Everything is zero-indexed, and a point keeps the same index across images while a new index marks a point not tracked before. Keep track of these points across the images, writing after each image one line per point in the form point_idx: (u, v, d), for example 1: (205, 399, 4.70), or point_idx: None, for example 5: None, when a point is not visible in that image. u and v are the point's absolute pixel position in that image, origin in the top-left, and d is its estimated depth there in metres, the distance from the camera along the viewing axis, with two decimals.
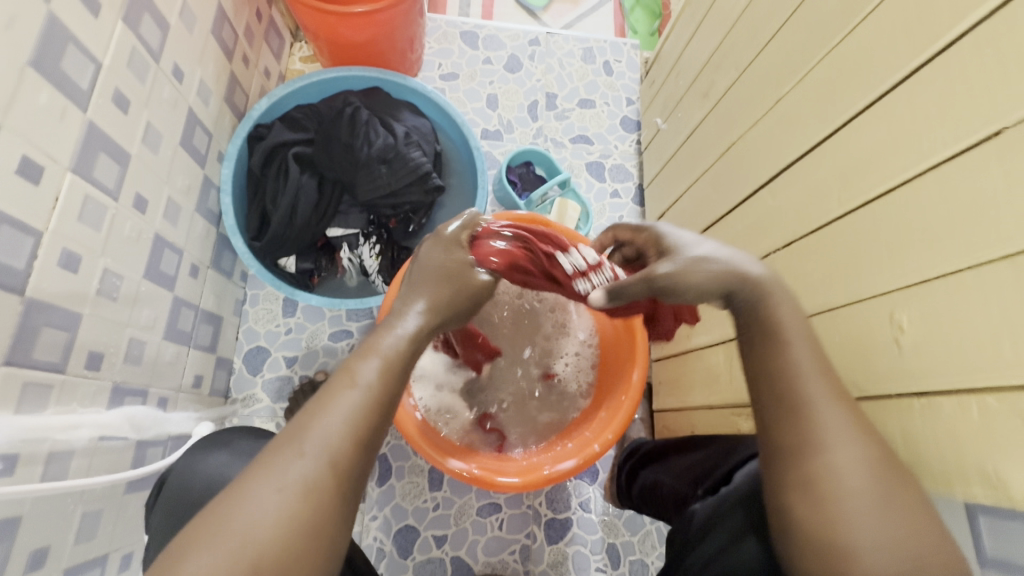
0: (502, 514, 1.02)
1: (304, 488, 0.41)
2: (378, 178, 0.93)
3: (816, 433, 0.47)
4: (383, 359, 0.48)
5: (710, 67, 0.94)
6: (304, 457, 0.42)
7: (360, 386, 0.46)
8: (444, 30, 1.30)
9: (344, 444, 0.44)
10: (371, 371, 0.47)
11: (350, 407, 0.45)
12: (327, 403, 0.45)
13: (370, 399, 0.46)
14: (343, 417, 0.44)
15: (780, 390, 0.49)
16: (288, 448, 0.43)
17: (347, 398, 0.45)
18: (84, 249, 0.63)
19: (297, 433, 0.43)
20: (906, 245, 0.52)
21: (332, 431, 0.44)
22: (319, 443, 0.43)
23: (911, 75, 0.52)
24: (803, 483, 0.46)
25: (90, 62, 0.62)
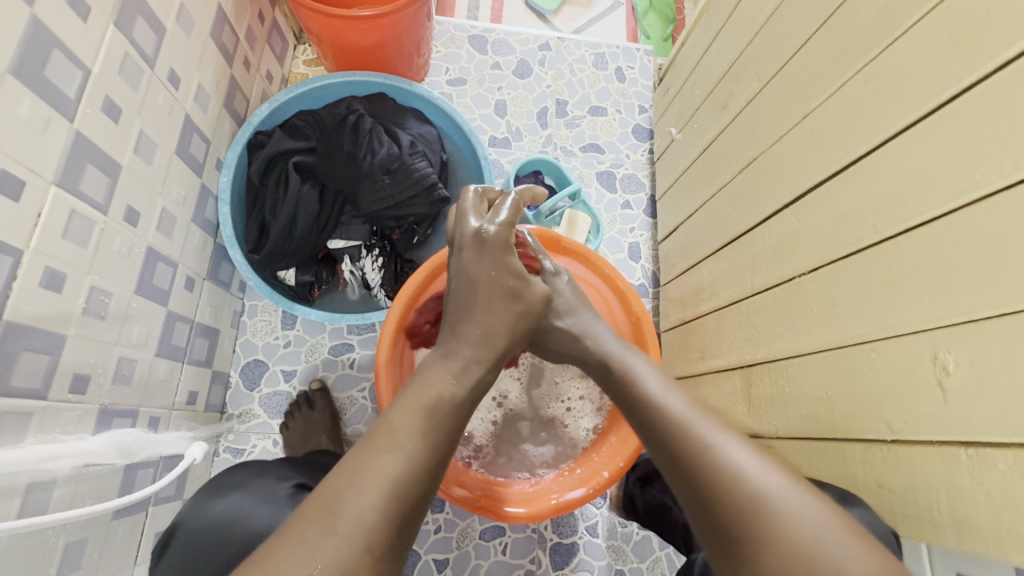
0: (505, 537, 0.98)
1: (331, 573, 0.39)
2: (381, 189, 0.89)
3: (725, 461, 0.46)
4: (416, 424, 0.48)
5: (729, 77, 0.90)
6: (337, 535, 0.40)
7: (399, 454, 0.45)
8: (452, 34, 1.26)
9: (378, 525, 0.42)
10: (409, 437, 0.46)
11: (388, 478, 0.44)
12: (364, 472, 0.44)
13: (410, 468, 0.45)
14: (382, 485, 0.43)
15: (678, 434, 0.50)
16: (319, 523, 0.41)
17: (384, 463, 0.44)
18: (70, 267, 0.60)
19: (332, 509, 0.41)
20: (951, 280, 0.48)
21: (364, 508, 0.42)
22: (352, 523, 0.41)
23: (960, 95, 0.48)
24: (732, 510, 0.44)
25: (78, 69, 0.59)
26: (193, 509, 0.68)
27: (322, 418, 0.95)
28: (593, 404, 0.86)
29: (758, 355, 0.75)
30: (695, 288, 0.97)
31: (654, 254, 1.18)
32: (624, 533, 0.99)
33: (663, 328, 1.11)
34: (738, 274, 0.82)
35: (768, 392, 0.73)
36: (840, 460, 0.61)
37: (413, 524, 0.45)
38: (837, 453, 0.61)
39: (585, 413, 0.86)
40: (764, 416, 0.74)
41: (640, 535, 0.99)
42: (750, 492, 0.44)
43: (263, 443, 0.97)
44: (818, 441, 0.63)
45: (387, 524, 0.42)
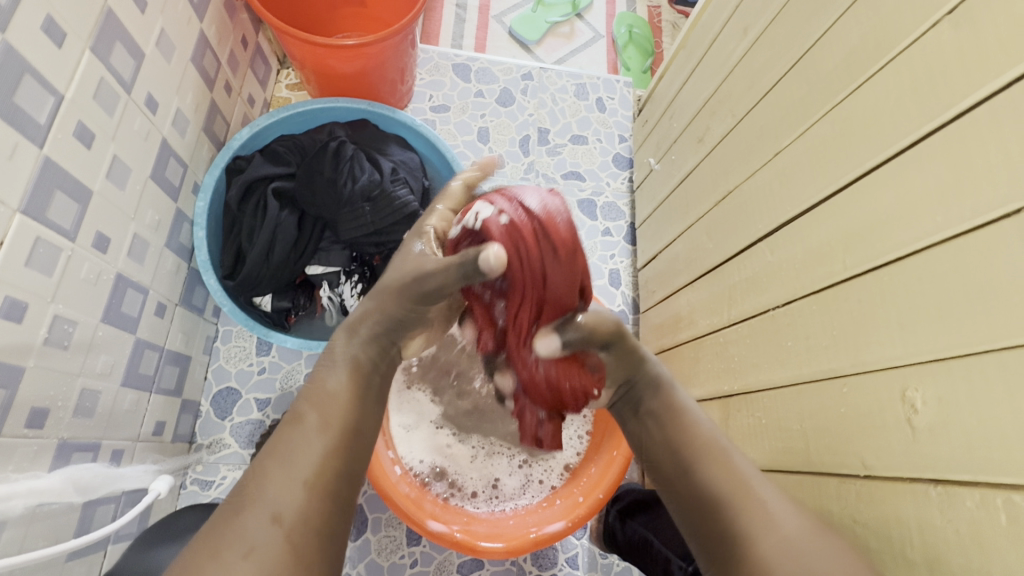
0: (484, 571, 0.95)
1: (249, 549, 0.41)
2: (362, 216, 0.89)
3: (741, 482, 0.52)
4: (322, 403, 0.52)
5: (704, 113, 0.93)
6: (251, 514, 0.43)
7: (305, 427, 0.49)
8: (436, 62, 1.28)
9: (293, 502, 0.44)
10: (313, 413, 0.50)
11: (292, 452, 0.47)
12: (279, 449, 0.48)
13: (317, 433, 0.49)
14: (288, 465, 0.46)
15: (694, 452, 0.55)
16: (236, 505, 0.44)
17: (293, 438, 0.49)
18: (33, 296, 0.58)
19: (245, 492, 0.45)
20: (924, 320, 0.49)
21: (283, 476, 0.46)
22: (267, 505, 0.44)
23: (921, 141, 0.51)
24: (724, 527, 0.50)
25: (50, 95, 0.58)
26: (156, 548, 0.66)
27: None
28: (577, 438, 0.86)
29: (734, 384, 0.76)
30: (674, 316, 0.98)
31: (634, 281, 1.19)
32: (604, 564, 0.97)
33: None
34: (715, 304, 0.83)
35: (745, 423, 0.74)
36: (816, 493, 0.61)
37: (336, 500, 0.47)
38: (814, 484, 0.61)
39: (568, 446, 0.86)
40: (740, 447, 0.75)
41: (621, 567, 0.97)
42: (747, 507, 0.50)
43: (232, 475, 0.94)
44: (794, 474, 0.64)
45: (307, 490, 0.45)
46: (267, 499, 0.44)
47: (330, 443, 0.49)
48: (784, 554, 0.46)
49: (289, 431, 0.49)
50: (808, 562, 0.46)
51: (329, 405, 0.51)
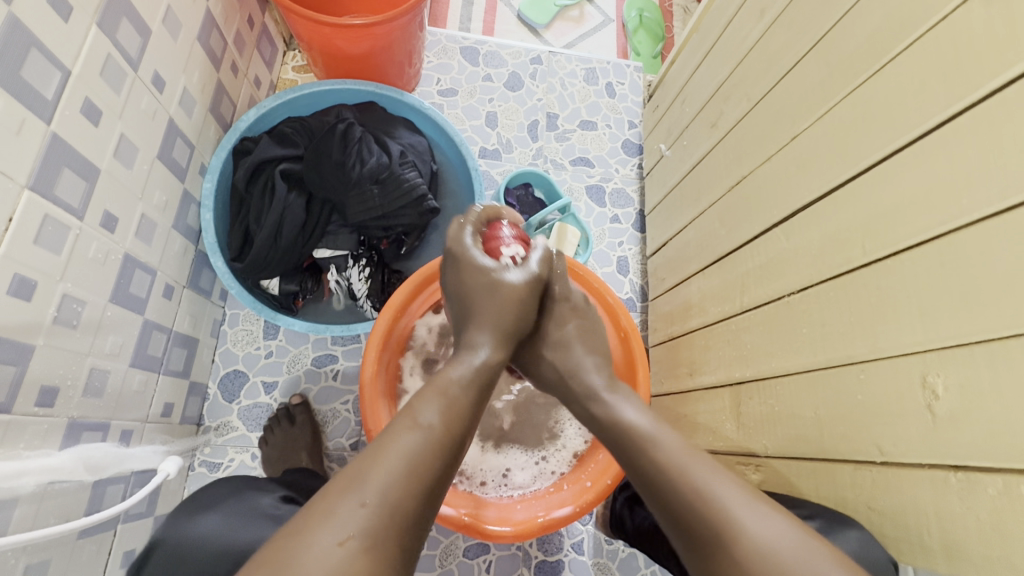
0: (489, 555, 0.96)
1: (363, 544, 0.40)
2: (370, 199, 0.88)
3: (715, 502, 0.47)
4: (444, 405, 0.50)
5: (719, 96, 0.91)
6: (365, 507, 0.41)
7: (426, 429, 0.47)
8: (444, 45, 1.26)
9: (402, 496, 0.43)
10: (431, 416, 0.49)
11: (409, 449, 0.46)
12: (398, 445, 0.46)
13: (435, 438, 0.47)
14: (401, 460, 0.45)
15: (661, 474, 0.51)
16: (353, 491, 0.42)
17: (416, 437, 0.47)
18: (41, 274, 0.58)
19: (361, 482, 0.43)
20: (948, 306, 0.48)
21: (399, 476, 0.44)
22: (379, 491, 0.42)
23: (948, 121, 0.49)
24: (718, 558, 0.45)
25: (57, 70, 0.57)
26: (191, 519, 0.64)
27: (302, 434, 0.92)
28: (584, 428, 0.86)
29: (746, 371, 0.76)
30: (684, 304, 0.97)
31: (642, 268, 1.18)
32: (609, 550, 0.98)
33: (650, 343, 1.10)
34: (726, 291, 0.83)
35: (756, 410, 0.73)
36: (830, 480, 0.60)
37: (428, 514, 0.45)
38: (828, 472, 0.61)
39: (575, 434, 0.85)
40: (751, 434, 0.74)
41: (626, 553, 0.98)
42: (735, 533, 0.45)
43: (241, 457, 0.94)
44: (807, 461, 0.63)
45: (415, 495, 0.44)
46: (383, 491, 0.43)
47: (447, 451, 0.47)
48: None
49: (407, 426, 0.48)
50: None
51: (447, 411, 0.50)
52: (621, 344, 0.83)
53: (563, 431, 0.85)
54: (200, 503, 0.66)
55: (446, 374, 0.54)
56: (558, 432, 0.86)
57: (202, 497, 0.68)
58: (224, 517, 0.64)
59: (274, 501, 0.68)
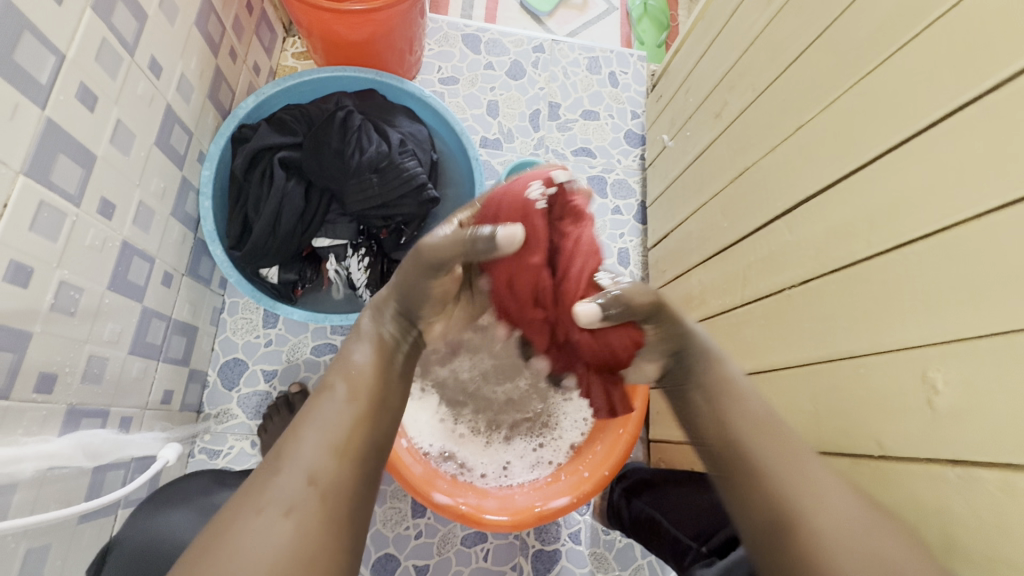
0: (487, 544, 0.96)
1: (284, 510, 0.40)
2: (369, 187, 0.87)
3: (778, 485, 0.48)
4: (352, 375, 0.51)
5: (723, 86, 0.90)
6: (282, 477, 0.42)
7: (335, 396, 0.49)
8: (446, 32, 1.25)
9: (321, 458, 0.44)
10: (336, 380, 0.51)
11: (322, 414, 0.47)
12: (310, 416, 0.47)
13: (351, 403, 0.49)
14: (316, 425, 0.46)
15: (745, 434, 0.52)
16: (267, 470, 0.43)
17: (328, 407, 0.48)
18: (37, 261, 0.58)
19: (276, 456, 0.44)
20: (951, 300, 0.47)
21: (309, 443, 0.45)
22: (294, 458, 0.43)
23: (956, 113, 0.49)
24: (763, 510, 0.48)
25: (51, 54, 0.57)
26: (180, 509, 0.66)
27: None
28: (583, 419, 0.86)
29: (745, 363, 0.76)
30: (684, 296, 0.97)
31: (643, 260, 1.17)
32: (606, 540, 0.98)
33: None
34: (727, 284, 0.82)
35: None
36: None
37: (366, 479, 0.46)
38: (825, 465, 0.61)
39: (574, 426, 0.86)
40: None
41: (623, 543, 0.98)
42: (802, 491, 0.47)
43: (240, 445, 0.94)
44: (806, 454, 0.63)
45: (337, 461, 0.44)
46: (299, 461, 0.43)
47: (359, 411, 0.49)
48: (839, 537, 0.44)
49: (317, 396, 0.49)
50: (873, 545, 0.43)
51: (354, 374, 0.52)
52: None
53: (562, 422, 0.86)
54: (171, 498, 0.68)
55: (350, 348, 0.56)
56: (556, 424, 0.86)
57: (182, 490, 0.69)
58: (196, 514, 0.65)
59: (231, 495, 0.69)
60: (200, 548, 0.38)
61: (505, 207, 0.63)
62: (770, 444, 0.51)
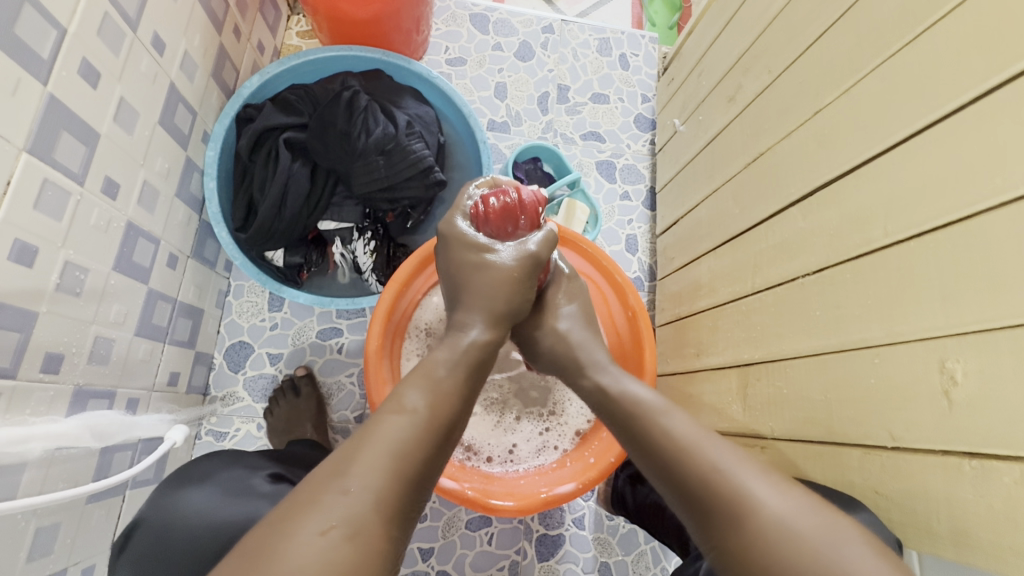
0: (491, 528, 0.97)
1: (347, 532, 0.39)
2: (375, 170, 0.86)
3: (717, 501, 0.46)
4: (424, 391, 0.49)
5: (738, 68, 0.88)
6: (348, 495, 0.40)
7: (408, 414, 0.47)
8: (453, 11, 1.22)
9: (387, 482, 0.42)
10: (418, 400, 0.48)
11: (395, 435, 0.45)
12: (379, 432, 0.45)
13: (422, 424, 0.47)
14: (389, 447, 0.44)
15: (671, 452, 0.50)
16: (333, 482, 0.41)
17: (394, 424, 0.46)
18: (42, 240, 0.57)
19: (345, 469, 0.42)
20: (974, 289, 0.46)
21: (377, 465, 0.43)
22: (364, 478, 0.42)
23: (985, 96, 0.47)
24: (711, 544, 0.45)
25: (52, 28, 0.55)
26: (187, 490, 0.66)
27: (308, 406, 0.92)
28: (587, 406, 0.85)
29: (754, 353, 0.75)
30: (693, 283, 0.96)
31: (651, 247, 1.16)
32: (610, 526, 0.99)
33: (657, 322, 1.09)
34: (738, 272, 0.81)
35: (765, 392, 0.72)
36: (839, 463, 0.60)
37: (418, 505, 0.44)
38: (835, 455, 0.60)
39: (578, 412, 0.85)
40: (758, 416, 0.73)
41: (627, 529, 0.99)
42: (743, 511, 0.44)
43: (247, 427, 0.95)
44: (816, 444, 0.62)
45: (400, 483, 0.43)
46: (367, 479, 0.42)
47: (431, 439, 0.46)
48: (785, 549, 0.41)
49: (392, 413, 0.47)
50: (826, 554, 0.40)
51: (435, 396, 0.49)
52: (627, 323, 0.82)
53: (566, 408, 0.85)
54: (181, 478, 0.67)
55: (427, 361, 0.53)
56: (561, 410, 0.86)
57: (197, 469, 0.67)
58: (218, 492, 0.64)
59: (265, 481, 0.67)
60: (257, 553, 0.37)
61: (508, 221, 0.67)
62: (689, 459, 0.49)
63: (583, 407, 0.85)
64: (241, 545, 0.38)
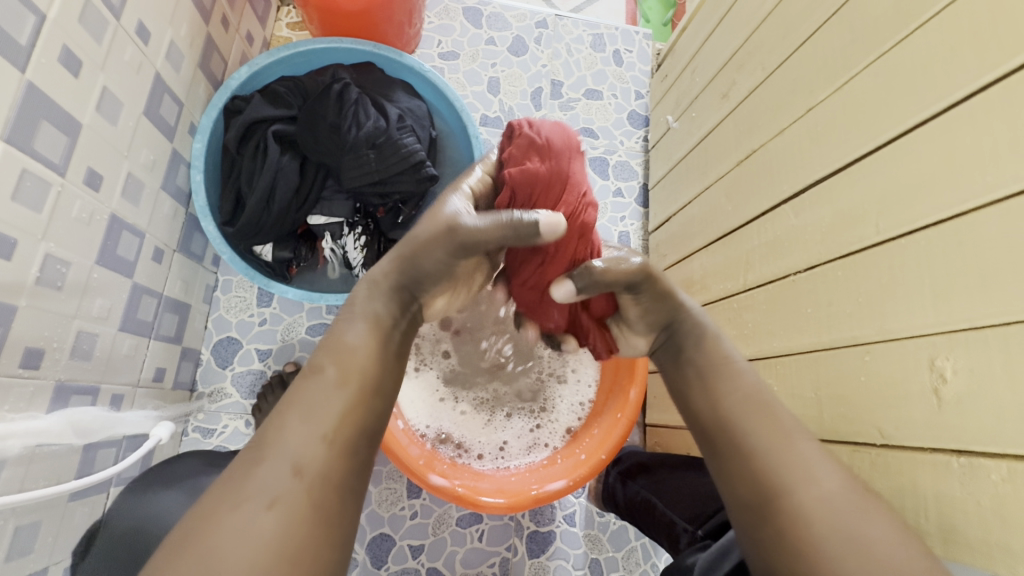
0: (482, 525, 0.97)
1: (269, 502, 0.40)
2: (366, 163, 0.84)
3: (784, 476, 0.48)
4: (341, 354, 0.49)
5: (732, 65, 0.88)
6: (267, 465, 0.41)
7: (324, 380, 0.47)
8: (446, 4, 1.21)
9: (310, 449, 0.43)
10: (329, 363, 0.49)
11: (307, 402, 0.46)
12: (297, 402, 0.46)
13: (336, 386, 0.47)
14: (301, 415, 0.45)
15: (749, 428, 0.52)
16: (251, 459, 0.42)
17: (311, 392, 0.46)
18: (20, 232, 0.56)
19: (261, 443, 0.43)
20: (964, 288, 0.46)
21: (298, 433, 0.43)
22: (280, 449, 0.42)
23: (978, 93, 0.47)
24: (767, 513, 0.47)
25: (30, 14, 0.54)
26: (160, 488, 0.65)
27: None
28: (578, 405, 0.85)
29: (745, 350, 0.75)
30: (685, 280, 0.96)
31: (644, 244, 1.16)
32: (601, 522, 0.99)
33: None
34: (730, 269, 0.81)
35: None
36: None
37: (355, 466, 0.45)
38: None
39: (568, 410, 0.85)
40: None
41: (617, 525, 0.99)
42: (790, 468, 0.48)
43: (234, 424, 0.94)
44: None
45: (324, 448, 0.43)
46: (285, 448, 0.42)
47: (349, 399, 0.47)
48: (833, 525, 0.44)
49: (306, 381, 0.47)
50: (854, 523, 0.43)
51: (346, 359, 0.49)
52: None
53: (557, 404, 0.85)
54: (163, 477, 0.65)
55: (371, 342, 0.52)
56: (549, 407, 0.85)
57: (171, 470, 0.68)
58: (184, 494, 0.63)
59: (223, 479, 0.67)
60: (177, 544, 0.38)
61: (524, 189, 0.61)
62: (766, 429, 0.52)
63: (573, 405, 0.85)
64: (177, 535, 0.39)
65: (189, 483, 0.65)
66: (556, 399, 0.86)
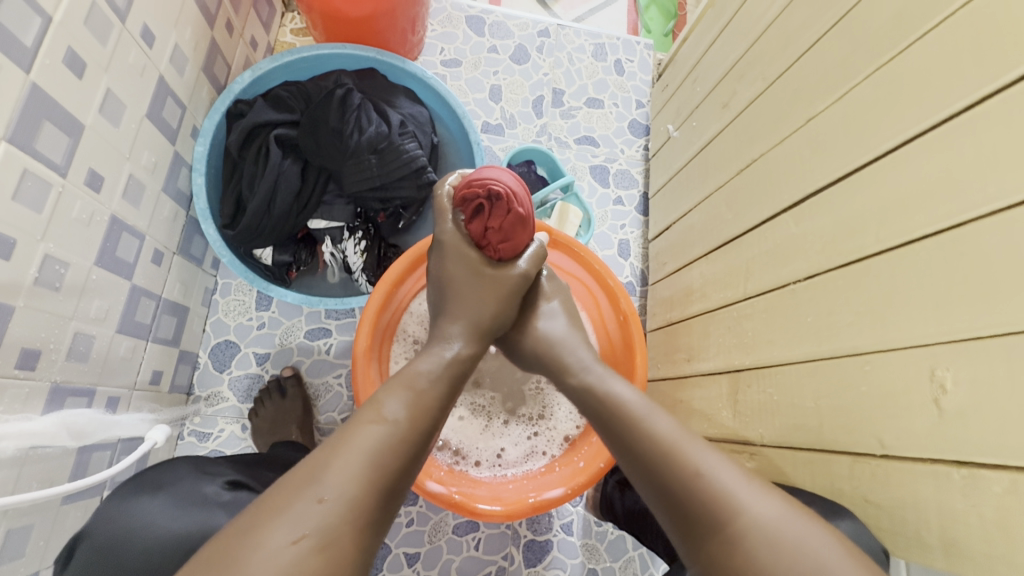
0: (479, 533, 0.96)
1: (319, 544, 0.38)
2: (367, 169, 0.85)
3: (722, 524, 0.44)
4: (406, 399, 0.49)
5: (732, 75, 0.88)
6: (322, 504, 0.40)
7: (387, 425, 0.46)
8: (449, 13, 1.22)
9: (365, 495, 0.42)
10: (398, 410, 0.48)
11: (369, 446, 0.44)
12: (358, 439, 0.45)
13: (400, 435, 0.46)
14: (363, 456, 0.44)
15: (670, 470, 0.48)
16: (305, 490, 0.41)
17: (371, 434, 0.45)
18: (19, 232, 0.56)
19: (316, 477, 0.42)
20: (964, 298, 0.46)
21: (353, 475, 0.42)
22: (336, 487, 0.41)
23: (977, 104, 0.47)
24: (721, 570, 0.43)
25: (36, 15, 0.54)
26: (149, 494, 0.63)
27: (294, 407, 0.91)
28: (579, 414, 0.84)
29: (745, 358, 0.75)
30: (685, 289, 0.96)
31: (643, 252, 1.16)
32: (598, 532, 0.98)
33: (649, 328, 1.09)
34: (730, 278, 0.81)
35: (755, 398, 0.72)
36: (827, 471, 0.60)
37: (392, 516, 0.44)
38: (824, 463, 0.60)
39: (568, 418, 0.84)
40: (747, 422, 0.74)
41: (615, 535, 0.98)
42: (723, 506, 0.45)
43: (231, 428, 0.93)
44: (805, 451, 0.63)
45: (376, 497, 0.43)
46: (342, 489, 0.41)
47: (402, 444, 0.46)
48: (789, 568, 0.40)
49: (370, 422, 0.46)
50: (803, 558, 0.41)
51: (416, 407, 0.49)
52: (620, 327, 0.81)
53: (558, 412, 0.85)
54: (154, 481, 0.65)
55: (414, 368, 0.53)
56: (551, 416, 0.85)
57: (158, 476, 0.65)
58: (172, 501, 0.61)
59: (217, 487, 0.65)
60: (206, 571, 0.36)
61: (518, 254, 0.67)
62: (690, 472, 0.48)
63: (573, 414, 0.85)
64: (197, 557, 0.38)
65: (174, 488, 0.63)
66: (557, 407, 0.85)
